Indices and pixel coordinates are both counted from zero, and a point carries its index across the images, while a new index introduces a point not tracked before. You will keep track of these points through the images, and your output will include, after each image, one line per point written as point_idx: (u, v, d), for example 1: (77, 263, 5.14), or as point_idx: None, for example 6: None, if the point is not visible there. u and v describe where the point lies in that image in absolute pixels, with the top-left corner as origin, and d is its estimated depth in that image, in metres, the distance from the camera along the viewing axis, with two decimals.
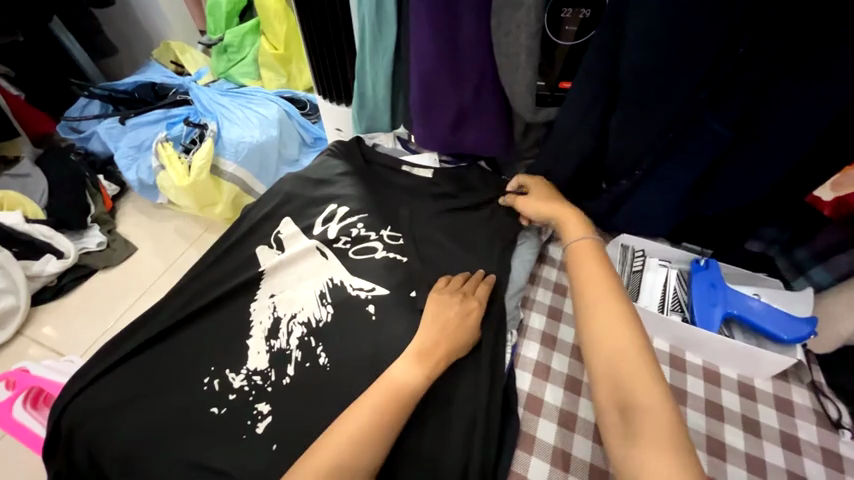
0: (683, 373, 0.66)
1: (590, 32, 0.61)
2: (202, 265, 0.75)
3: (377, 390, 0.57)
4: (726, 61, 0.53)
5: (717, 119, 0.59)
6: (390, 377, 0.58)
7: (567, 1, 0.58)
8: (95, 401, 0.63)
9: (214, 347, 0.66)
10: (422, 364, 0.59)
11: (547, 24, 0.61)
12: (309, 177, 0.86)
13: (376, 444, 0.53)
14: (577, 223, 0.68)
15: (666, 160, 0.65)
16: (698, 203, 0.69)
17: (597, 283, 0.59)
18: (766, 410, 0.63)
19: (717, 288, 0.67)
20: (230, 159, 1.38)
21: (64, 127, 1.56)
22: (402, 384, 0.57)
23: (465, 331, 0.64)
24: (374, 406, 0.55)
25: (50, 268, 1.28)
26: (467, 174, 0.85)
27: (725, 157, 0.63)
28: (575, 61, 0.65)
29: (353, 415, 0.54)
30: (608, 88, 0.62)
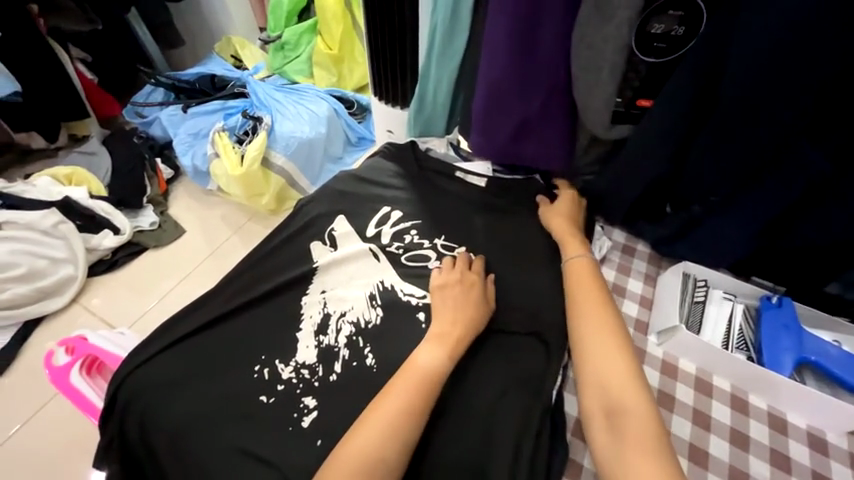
0: (746, 417, 0.62)
1: (687, 44, 0.59)
2: (257, 254, 0.77)
3: (406, 379, 0.57)
4: (838, 88, 0.51)
5: (813, 149, 0.55)
6: (416, 363, 0.59)
7: (661, 14, 0.56)
8: (150, 377, 0.66)
9: (266, 336, 0.68)
10: (442, 347, 0.61)
11: (636, 45, 0.59)
12: (363, 177, 0.87)
13: (406, 434, 0.53)
14: (578, 240, 0.71)
15: (748, 188, 0.62)
16: (777, 238, 0.65)
17: (593, 301, 0.63)
18: (838, 467, 0.58)
19: (792, 330, 0.62)
20: (281, 152, 1.43)
21: (130, 111, 1.66)
22: (429, 369, 0.58)
23: (475, 305, 0.66)
24: (404, 393, 0.56)
25: (107, 243, 1.35)
26: (523, 187, 0.84)
27: (820, 192, 0.58)
28: (660, 79, 0.63)
29: (389, 403, 0.55)
30: (693, 108, 0.59)
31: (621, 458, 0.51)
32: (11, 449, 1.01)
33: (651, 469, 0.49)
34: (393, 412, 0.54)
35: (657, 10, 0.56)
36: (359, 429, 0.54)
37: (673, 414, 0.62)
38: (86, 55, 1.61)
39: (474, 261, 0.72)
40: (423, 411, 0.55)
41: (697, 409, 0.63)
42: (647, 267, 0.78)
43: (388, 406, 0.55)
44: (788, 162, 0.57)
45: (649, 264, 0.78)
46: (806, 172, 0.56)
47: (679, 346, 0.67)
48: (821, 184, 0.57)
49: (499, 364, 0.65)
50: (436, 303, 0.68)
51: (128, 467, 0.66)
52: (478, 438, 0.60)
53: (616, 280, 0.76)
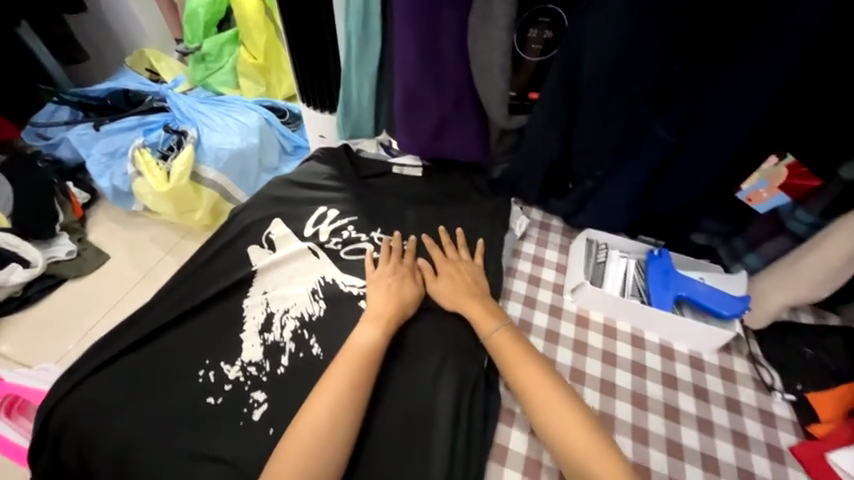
0: (643, 350, 0.74)
1: (553, 49, 0.70)
2: (192, 265, 0.77)
3: (346, 358, 0.62)
4: (664, 78, 0.64)
5: (664, 127, 0.68)
6: (355, 343, 0.64)
7: (532, 22, 0.67)
8: (83, 399, 0.63)
9: (208, 341, 0.68)
10: (376, 324, 0.66)
11: (517, 44, 0.70)
12: (296, 181, 0.90)
13: (351, 405, 0.58)
14: (487, 312, 0.71)
15: (621, 163, 0.75)
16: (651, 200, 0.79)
17: (528, 371, 0.64)
18: (713, 379, 0.72)
19: (669, 274, 0.76)
20: (210, 166, 1.39)
21: (29, 133, 1.51)
22: (368, 345, 0.64)
23: (407, 291, 0.73)
24: (347, 369, 0.61)
25: (15, 278, 1.22)
26: (448, 179, 0.92)
27: (673, 160, 0.71)
28: (541, 76, 0.75)
29: (331, 382, 0.59)
30: (572, 97, 0.71)
31: None
32: None
33: None
34: (339, 389, 0.59)
35: (528, 19, 0.67)
36: (307, 408, 0.57)
37: (586, 359, 0.72)
38: None
39: (408, 248, 0.78)
40: (366, 383, 0.60)
41: (605, 350, 0.74)
42: (561, 239, 0.90)
43: (330, 385, 0.59)
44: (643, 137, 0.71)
45: (562, 236, 0.90)
46: (657, 145, 0.69)
47: (587, 301, 0.78)
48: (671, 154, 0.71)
49: (437, 335, 0.71)
50: (371, 290, 0.73)
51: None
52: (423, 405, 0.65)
53: (536, 253, 0.87)
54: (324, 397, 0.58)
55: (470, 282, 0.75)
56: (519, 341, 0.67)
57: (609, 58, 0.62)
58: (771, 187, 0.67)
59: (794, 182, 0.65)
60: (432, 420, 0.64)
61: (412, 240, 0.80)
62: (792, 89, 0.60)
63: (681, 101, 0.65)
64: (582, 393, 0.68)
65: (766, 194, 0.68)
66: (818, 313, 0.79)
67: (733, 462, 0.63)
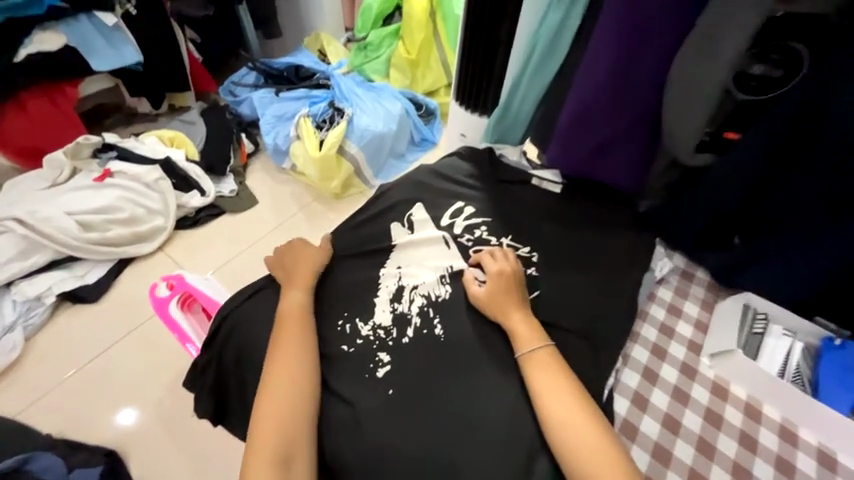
0: (793, 447, 0.64)
1: (779, 91, 0.64)
2: (343, 227, 0.87)
3: (289, 323, 0.69)
4: None
5: None
6: (289, 308, 0.72)
7: (761, 58, 0.63)
8: (249, 314, 0.77)
9: (348, 296, 0.77)
10: (299, 290, 0.74)
11: (735, 83, 0.65)
12: (440, 172, 0.95)
13: (307, 358, 0.67)
14: (531, 328, 0.68)
15: (825, 230, 0.67)
16: (844, 279, 0.68)
17: (556, 394, 0.61)
18: None
19: (851, 372, 0.65)
20: (355, 142, 1.55)
21: (225, 89, 1.85)
22: (294, 306, 0.72)
23: (306, 261, 0.79)
24: (295, 331, 0.69)
25: (194, 202, 1.51)
26: (591, 202, 0.89)
27: None
28: (753, 115, 0.68)
29: (287, 346, 0.67)
30: (786, 145, 0.65)
31: None
32: (114, 360, 1.21)
33: None
34: (293, 343, 0.67)
35: (758, 55, 0.63)
36: (274, 361, 0.65)
37: (719, 433, 0.64)
38: (196, 36, 1.80)
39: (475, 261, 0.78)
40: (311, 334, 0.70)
41: (744, 432, 0.65)
42: (704, 294, 0.81)
43: (284, 341, 0.67)
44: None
45: (706, 291, 0.81)
46: None
47: (730, 370, 0.69)
48: None
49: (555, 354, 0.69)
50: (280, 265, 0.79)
51: (217, 388, 0.77)
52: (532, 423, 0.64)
53: (672, 301, 0.80)
54: (284, 360, 0.65)
55: (517, 291, 0.72)
56: (588, 404, 0.60)
57: None
58: None
59: None
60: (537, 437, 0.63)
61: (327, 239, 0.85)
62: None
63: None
64: (709, 469, 0.61)
65: None
66: None
67: None
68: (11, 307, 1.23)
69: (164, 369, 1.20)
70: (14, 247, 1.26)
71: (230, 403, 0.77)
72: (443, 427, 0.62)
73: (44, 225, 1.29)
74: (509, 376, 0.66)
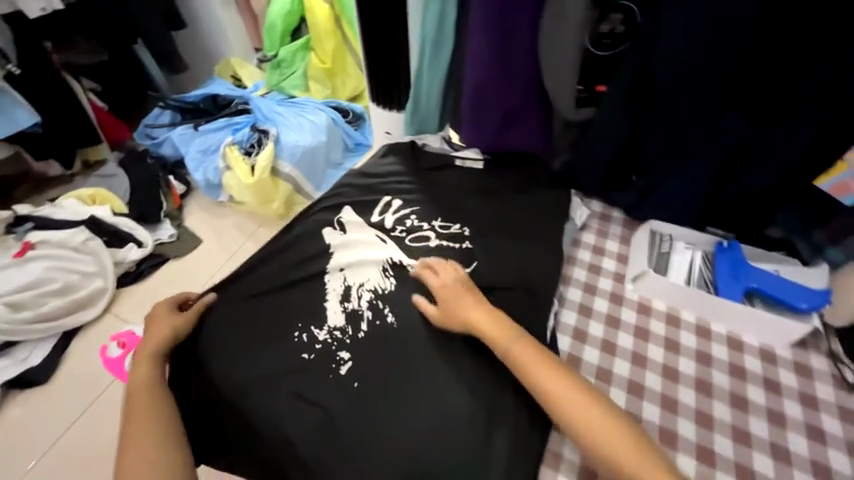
0: (708, 340, 0.74)
1: (625, 43, 0.75)
2: (282, 244, 0.89)
3: (140, 394, 0.66)
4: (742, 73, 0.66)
5: (732, 118, 0.71)
6: (138, 379, 0.68)
7: (604, 18, 0.73)
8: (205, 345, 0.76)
9: (299, 307, 0.79)
10: (148, 359, 0.70)
11: (589, 43, 0.75)
12: (366, 171, 1.02)
13: (164, 422, 0.64)
14: (473, 297, 0.71)
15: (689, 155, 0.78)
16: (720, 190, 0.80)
17: (511, 344, 0.65)
18: (786, 373, 0.70)
19: (740, 266, 0.76)
20: (287, 160, 1.55)
21: (140, 133, 1.77)
22: (143, 376, 0.68)
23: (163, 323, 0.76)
24: (147, 397, 0.66)
25: (132, 255, 1.46)
26: (509, 171, 0.97)
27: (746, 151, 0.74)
28: (612, 68, 0.78)
29: (139, 420, 0.63)
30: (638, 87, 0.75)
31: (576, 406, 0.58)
32: (82, 434, 1.16)
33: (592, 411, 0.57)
34: (153, 413, 0.64)
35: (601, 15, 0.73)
36: (127, 450, 0.60)
37: (648, 345, 0.74)
38: (96, 85, 1.71)
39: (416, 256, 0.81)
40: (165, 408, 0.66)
41: (668, 338, 0.75)
42: (622, 230, 0.91)
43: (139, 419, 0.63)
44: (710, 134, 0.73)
45: (623, 228, 0.91)
46: (730, 133, 0.72)
47: (649, 289, 0.79)
48: (742, 145, 0.74)
49: None
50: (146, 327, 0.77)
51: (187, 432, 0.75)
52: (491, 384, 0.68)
53: (596, 243, 0.89)
54: (138, 434, 0.61)
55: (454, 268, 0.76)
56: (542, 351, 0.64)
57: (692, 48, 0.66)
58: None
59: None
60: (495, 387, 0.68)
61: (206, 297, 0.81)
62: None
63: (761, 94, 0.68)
64: (644, 377, 0.70)
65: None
66: None
67: (806, 454, 0.62)
68: None
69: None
70: None
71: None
72: (411, 404, 0.66)
73: None
74: (463, 341, 0.72)
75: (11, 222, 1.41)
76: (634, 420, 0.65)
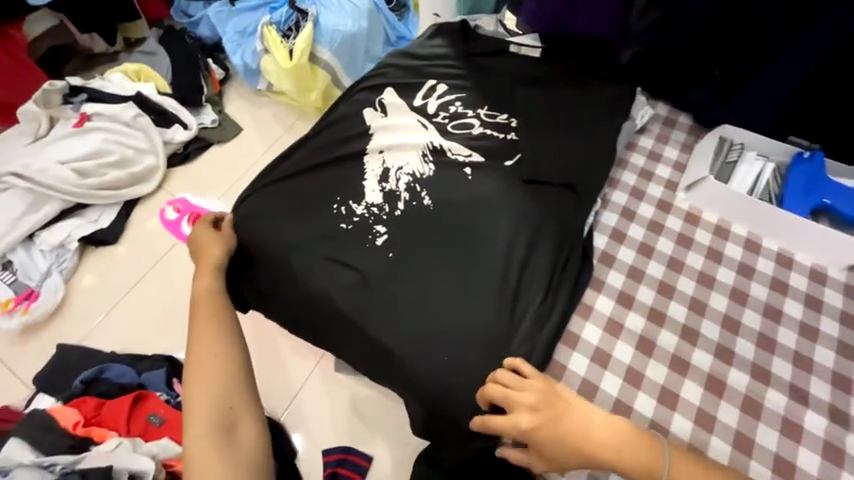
0: (755, 254, 0.71)
1: None
2: (323, 124, 0.88)
3: (204, 305, 0.75)
4: None
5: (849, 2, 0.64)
6: (202, 292, 0.76)
7: None
8: (252, 207, 0.81)
9: (338, 182, 0.80)
10: (206, 274, 0.77)
11: None
12: (409, 53, 0.94)
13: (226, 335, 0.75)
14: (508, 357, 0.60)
15: (785, 47, 0.70)
16: (824, 82, 0.72)
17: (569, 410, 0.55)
18: (832, 294, 0.67)
19: (814, 179, 0.69)
20: (326, 47, 1.45)
21: (176, 10, 1.70)
22: (203, 292, 0.76)
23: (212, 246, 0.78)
24: (206, 316, 0.75)
25: (179, 136, 1.51)
26: (569, 60, 0.87)
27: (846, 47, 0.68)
28: None
29: (202, 337, 0.73)
30: None
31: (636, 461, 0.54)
32: (150, 288, 1.32)
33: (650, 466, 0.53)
34: (212, 331, 0.74)
35: None
36: (195, 351, 0.72)
37: (688, 252, 0.71)
38: None
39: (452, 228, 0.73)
40: (226, 316, 0.76)
41: (711, 248, 0.72)
42: (685, 137, 0.82)
43: (205, 329, 0.74)
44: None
45: (687, 135, 0.82)
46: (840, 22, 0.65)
47: (703, 198, 0.74)
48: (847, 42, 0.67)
49: (533, 206, 0.74)
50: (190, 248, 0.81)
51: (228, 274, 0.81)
52: (519, 276, 0.68)
53: (653, 149, 0.82)
54: (204, 348, 0.72)
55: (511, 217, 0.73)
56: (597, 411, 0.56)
57: None
58: None
59: None
60: (529, 267, 0.69)
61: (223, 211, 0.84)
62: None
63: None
64: (677, 280, 0.69)
65: None
66: None
67: (830, 366, 0.61)
68: (41, 256, 1.32)
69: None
70: (23, 201, 1.32)
71: (247, 296, 0.82)
72: (440, 277, 0.70)
73: (43, 177, 1.33)
74: (497, 229, 0.72)
75: (67, 92, 1.47)
76: (659, 317, 0.66)
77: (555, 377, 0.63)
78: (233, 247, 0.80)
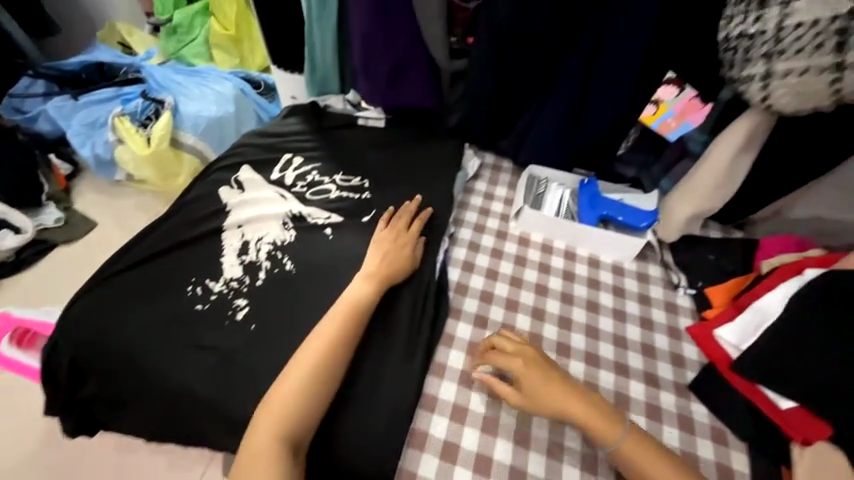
0: (573, 261, 0.87)
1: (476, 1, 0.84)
2: (179, 204, 0.87)
3: (332, 320, 0.67)
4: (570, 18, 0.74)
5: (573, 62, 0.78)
6: (348, 297, 0.70)
7: None
8: (92, 304, 0.73)
9: (193, 263, 0.78)
10: (370, 282, 0.72)
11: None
12: (264, 132, 1.01)
13: (330, 369, 0.63)
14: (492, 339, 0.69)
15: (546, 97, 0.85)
16: (579, 123, 0.86)
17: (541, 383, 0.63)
18: (630, 281, 0.85)
19: (595, 197, 0.89)
20: (189, 131, 1.44)
21: (7, 107, 1.53)
22: (356, 298, 0.70)
23: (403, 252, 0.77)
24: (331, 331, 0.66)
25: (8, 242, 1.30)
26: (408, 127, 1.02)
27: (586, 94, 0.81)
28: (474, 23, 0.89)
29: (301, 361, 0.63)
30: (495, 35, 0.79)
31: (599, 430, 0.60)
32: None
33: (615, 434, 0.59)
34: (332, 353, 0.64)
35: None
36: (281, 384, 0.62)
37: (524, 269, 0.85)
38: None
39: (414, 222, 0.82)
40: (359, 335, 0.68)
41: (541, 262, 0.86)
42: (510, 178, 1.00)
43: (331, 322, 0.67)
44: (561, 67, 0.80)
45: (511, 175, 1.00)
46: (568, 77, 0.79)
47: (528, 224, 0.90)
48: (582, 96, 0.82)
49: None
50: (372, 249, 0.78)
51: (73, 385, 0.71)
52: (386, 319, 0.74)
53: (487, 190, 0.98)
54: (293, 378, 0.62)
55: (398, 248, 0.78)
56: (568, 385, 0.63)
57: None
58: (677, 116, 0.85)
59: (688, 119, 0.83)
60: (393, 302, 0.75)
61: (427, 212, 0.85)
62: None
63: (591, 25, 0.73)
64: (519, 294, 0.81)
65: (673, 123, 0.85)
66: (724, 230, 0.92)
67: (638, 339, 0.76)
68: None
69: (25, 427, 1.03)
70: None
71: (97, 409, 0.72)
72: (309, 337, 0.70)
73: None
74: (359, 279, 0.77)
75: None
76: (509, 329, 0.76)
77: (428, 410, 0.67)
78: (417, 255, 0.79)
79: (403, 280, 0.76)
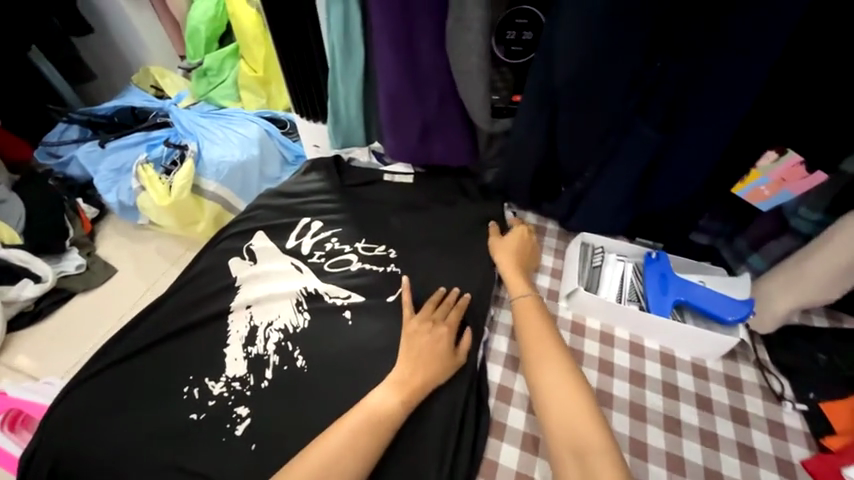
0: (641, 358, 0.71)
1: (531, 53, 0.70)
2: (184, 279, 0.78)
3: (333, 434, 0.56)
4: (646, 74, 0.58)
5: (646, 125, 0.62)
6: (367, 403, 0.59)
7: (510, 24, 0.67)
8: (84, 404, 0.65)
9: (194, 357, 0.68)
10: (399, 391, 0.60)
11: (495, 46, 0.69)
12: (281, 190, 0.91)
13: None
14: (520, 280, 0.72)
15: (609, 160, 0.69)
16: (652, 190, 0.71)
17: (541, 335, 0.64)
18: (717, 389, 0.68)
19: (667, 278, 0.73)
20: (211, 178, 1.39)
21: (41, 152, 1.54)
22: (379, 409, 0.58)
23: (439, 357, 0.64)
24: (339, 444, 0.55)
25: (27, 293, 1.27)
26: (439, 184, 0.90)
27: (661, 159, 0.65)
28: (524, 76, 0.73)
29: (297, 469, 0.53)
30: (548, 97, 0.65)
31: (562, 403, 0.58)
32: None
33: (581, 409, 0.57)
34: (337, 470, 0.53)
35: (505, 21, 0.67)
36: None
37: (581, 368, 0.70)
38: None
39: (454, 309, 0.70)
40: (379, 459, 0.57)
41: (601, 359, 0.71)
42: (556, 243, 0.85)
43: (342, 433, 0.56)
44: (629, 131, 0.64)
45: (558, 240, 0.86)
46: (642, 142, 0.63)
47: (582, 307, 0.75)
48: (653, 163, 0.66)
49: None
50: (403, 348, 0.66)
51: None
52: (411, 437, 0.61)
53: None
54: None
55: (436, 355, 0.64)
56: (564, 354, 0.62)
57: (583, 55, 0.56)
58: (772, 184, 0.63)
59: (789, 188, 0.62)
60: (421, 413, 0.63)
61: (464, 299, 0.71)
62: (791, 54, 0.51)
63: (668, 85, 0.58)
64: None
65: (766, 191, 0.64)
66: (834, 318, 0.73)
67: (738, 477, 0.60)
68: None
69: None
70: None
71: None
72: None
73: None
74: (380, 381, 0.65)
75: None
76: None
77: None
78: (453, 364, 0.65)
79: (444, 384, 0.65)
